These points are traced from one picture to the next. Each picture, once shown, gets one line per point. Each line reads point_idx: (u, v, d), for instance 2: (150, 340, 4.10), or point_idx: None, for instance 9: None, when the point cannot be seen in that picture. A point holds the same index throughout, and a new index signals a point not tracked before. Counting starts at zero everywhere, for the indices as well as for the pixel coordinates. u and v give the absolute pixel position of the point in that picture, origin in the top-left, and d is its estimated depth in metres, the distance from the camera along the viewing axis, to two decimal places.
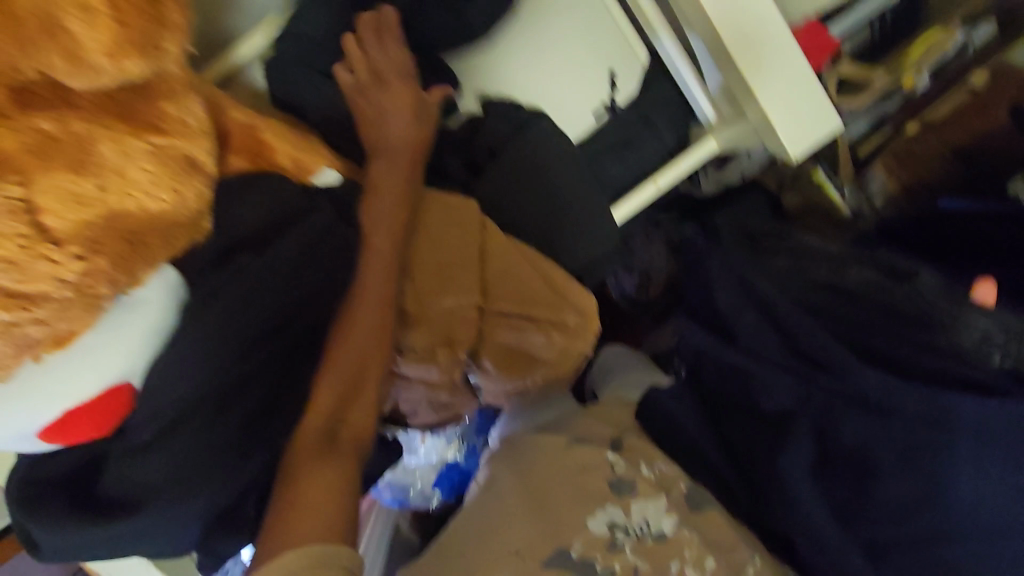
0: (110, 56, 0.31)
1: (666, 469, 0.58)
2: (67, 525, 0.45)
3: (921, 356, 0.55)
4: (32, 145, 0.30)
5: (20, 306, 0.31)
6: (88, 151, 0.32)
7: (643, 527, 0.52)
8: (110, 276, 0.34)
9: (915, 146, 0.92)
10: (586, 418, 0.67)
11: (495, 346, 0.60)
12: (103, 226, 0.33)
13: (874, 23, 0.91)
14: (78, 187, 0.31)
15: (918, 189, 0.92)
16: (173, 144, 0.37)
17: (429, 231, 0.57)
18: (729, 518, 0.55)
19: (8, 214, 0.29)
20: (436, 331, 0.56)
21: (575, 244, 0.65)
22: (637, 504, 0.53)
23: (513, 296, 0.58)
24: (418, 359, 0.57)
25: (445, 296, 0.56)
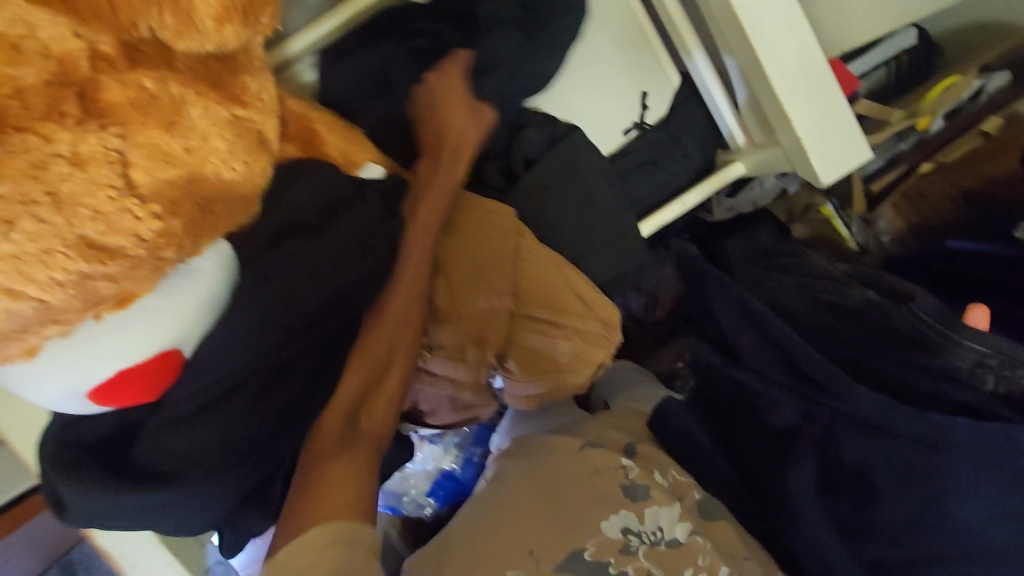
0: (214, 22, 0.31)
1: (679, 476, 0.53)
2: (86, 492, 0.43)
3: (916, 378, 0.59)
4: (134, 100, 0.31)
5: (97, 257, 0.30)
6: (180, 114, 0.33)
7: (658, 535, 0.47)
8: (179, 241, 0.34)
9: (925, 188, 0.88)
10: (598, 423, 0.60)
11: (523, 351, 0.57)
12: (185, 189, 0.33)
13: (889, 66, 0.96)
14: (167, 146, 0.32)
15: (926, 231, 0.89)
16: (249, 118, 0.38)
17: (469, 234, 0.56)
18: (739, 526, 0.52)
19: (104, 162, 0.29)
20: (468, 330, 0.55)
21: (608, 252, 0.65)
22: (652, 509, 0.48)
23: (547, 303, 0.57)
24: (447, 355, 0.55)
25: (478, 297, 0.55)
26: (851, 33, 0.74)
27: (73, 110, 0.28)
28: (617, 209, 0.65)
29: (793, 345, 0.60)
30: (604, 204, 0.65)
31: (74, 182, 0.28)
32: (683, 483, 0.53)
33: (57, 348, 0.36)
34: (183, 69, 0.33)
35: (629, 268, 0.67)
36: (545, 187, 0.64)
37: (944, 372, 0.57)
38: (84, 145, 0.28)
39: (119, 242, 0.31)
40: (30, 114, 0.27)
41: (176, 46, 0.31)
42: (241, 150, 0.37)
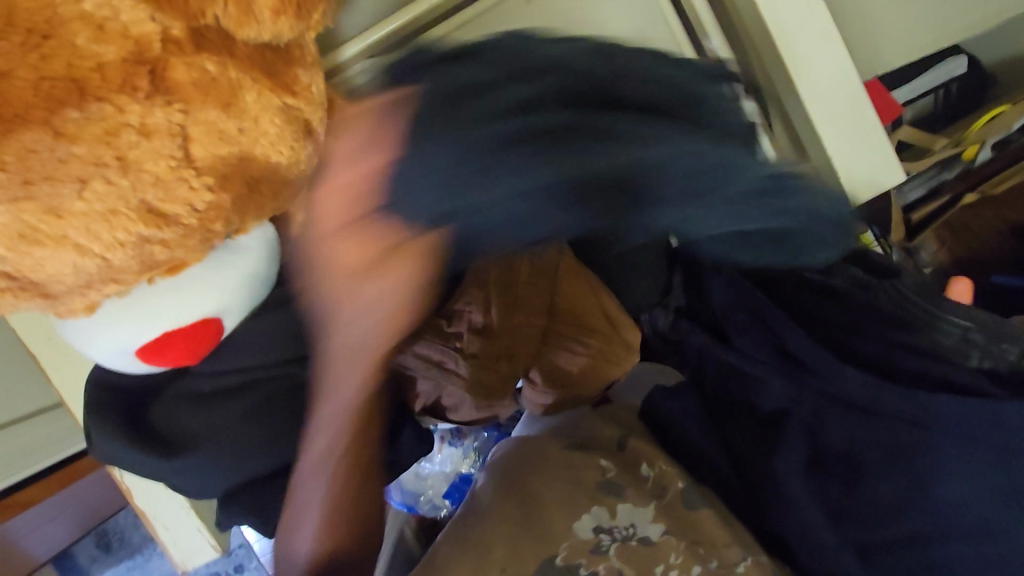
0: (273, 12, 0.34)
1: (665, 467, 0.53)
2: (113, 437, 0.46)
3: (900, 356, 0.53)
4: (197, 81, 0.33)
5: (156, 222, 0.34)
6: (237, 97, 0.35)
7: (629, 531, 0.46)
8: (227, 216, 0.38)
9: (972, 220, 0.83)
10: (593, 420, 0.57)
11: (549, 368, 0.57)
12: (236, 166, 0.36)
13: (937, 93, 0.94)
14: (224, 124, 0.35)
15: (969, 264, 0.84)
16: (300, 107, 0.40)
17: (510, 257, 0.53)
18: (724, 518, 0.50)
19: (167, 136, 0.32)
20: (504, 342, 0.53)
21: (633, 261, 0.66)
22: (624, 506, 0.48)
23: (578, 321, 0.57)
24: (480, 366, 0.52)
25: (517, 312, 0.54)
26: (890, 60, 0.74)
27: (145, 84, 0.31)
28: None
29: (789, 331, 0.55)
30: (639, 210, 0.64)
31: (142, 151, 0.32)
32: (669, 473, 0.52)
33: (115, 307, 0.39)
34: (244, 58, 0.35)
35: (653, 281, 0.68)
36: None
37: (924, 348, 0.53)
38: (152, 118, 0.32)
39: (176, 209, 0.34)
40: (107, 86, 0.30)
41: (237, 35, 0.34)
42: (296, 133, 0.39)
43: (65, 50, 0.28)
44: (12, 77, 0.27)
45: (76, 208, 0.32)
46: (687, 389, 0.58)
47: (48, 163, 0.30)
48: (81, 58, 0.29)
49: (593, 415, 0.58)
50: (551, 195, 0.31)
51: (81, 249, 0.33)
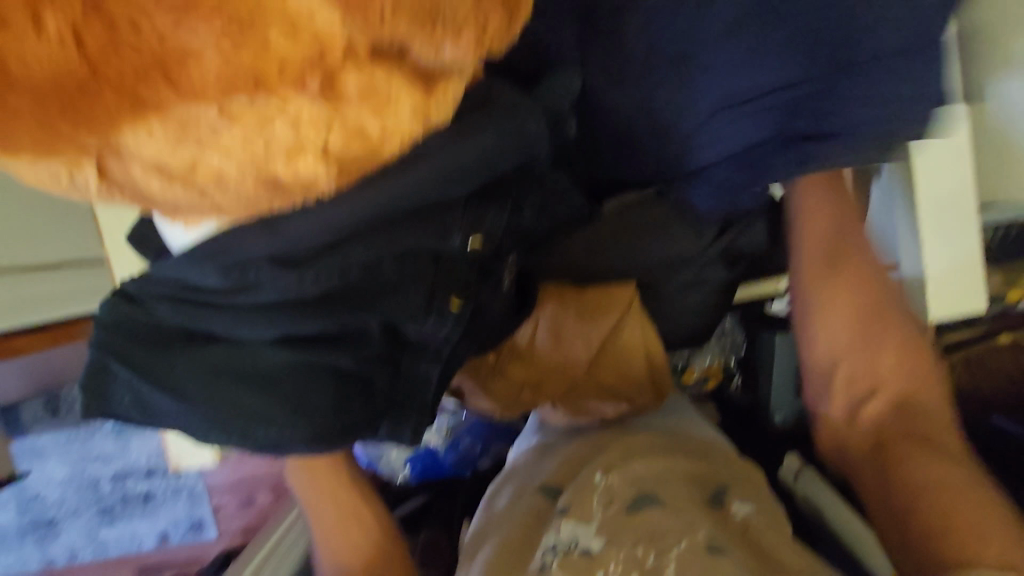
0: (462, 49, 0.33)
1: (616, 483, 0.64)
2: None
3: None
4: (361, 87, 0.33)
5: (278, 190, 0.37)
6: (391, 102, 0.35)
7: (573, 544, 0.58)
8: (343, 180, 0.40)
9: (989, 358, 0.96)
10: (579, 450, 0.74)
11: (579, 404, 0.77)
12: (361, 159, 0.38)
13: (994, 229, 1.02)
14: (369, 126, 0.36)
15: (974, 398, 0.97)
16: (431, 103, 0.39)
17: (548, 310, 0.68)
18: (672, 513, 0.58)
19: (314, 130, 0.33)
20: (534, 371, 0.71)
21: (678, 308, 0.76)
22: (569, 524, 0.60)
23: (612, 367, 0.73)
24: (510, 384, 0.71)
25: (555, 353, 0.70)
26: (948, 243, 0.76)
27: (314, 85, 0.31)
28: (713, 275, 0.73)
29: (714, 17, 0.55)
30: (706, 273, 0.73)
31: (289, 138, 0.33)
32: (618, 488, 0.63)
33: None
34: (395, 61, 0.33)
35: (692, 328, 0.80)
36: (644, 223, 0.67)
37: None
38: (306, 112, 0.32)
39: (312, 191, 0.39)
40: (282, 82, 0.29)
41: (414, 53, 0.33)
42: (418, 138, 0.40)
43: (258, 45, 0.28)
44: (202, 57, 0.27)
45: (213, 164, 0.33)
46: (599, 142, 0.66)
47: (204, 133, 0.31)
48: (269, 52, 0.28)
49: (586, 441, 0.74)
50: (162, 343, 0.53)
51: (205, 193, 0.36)
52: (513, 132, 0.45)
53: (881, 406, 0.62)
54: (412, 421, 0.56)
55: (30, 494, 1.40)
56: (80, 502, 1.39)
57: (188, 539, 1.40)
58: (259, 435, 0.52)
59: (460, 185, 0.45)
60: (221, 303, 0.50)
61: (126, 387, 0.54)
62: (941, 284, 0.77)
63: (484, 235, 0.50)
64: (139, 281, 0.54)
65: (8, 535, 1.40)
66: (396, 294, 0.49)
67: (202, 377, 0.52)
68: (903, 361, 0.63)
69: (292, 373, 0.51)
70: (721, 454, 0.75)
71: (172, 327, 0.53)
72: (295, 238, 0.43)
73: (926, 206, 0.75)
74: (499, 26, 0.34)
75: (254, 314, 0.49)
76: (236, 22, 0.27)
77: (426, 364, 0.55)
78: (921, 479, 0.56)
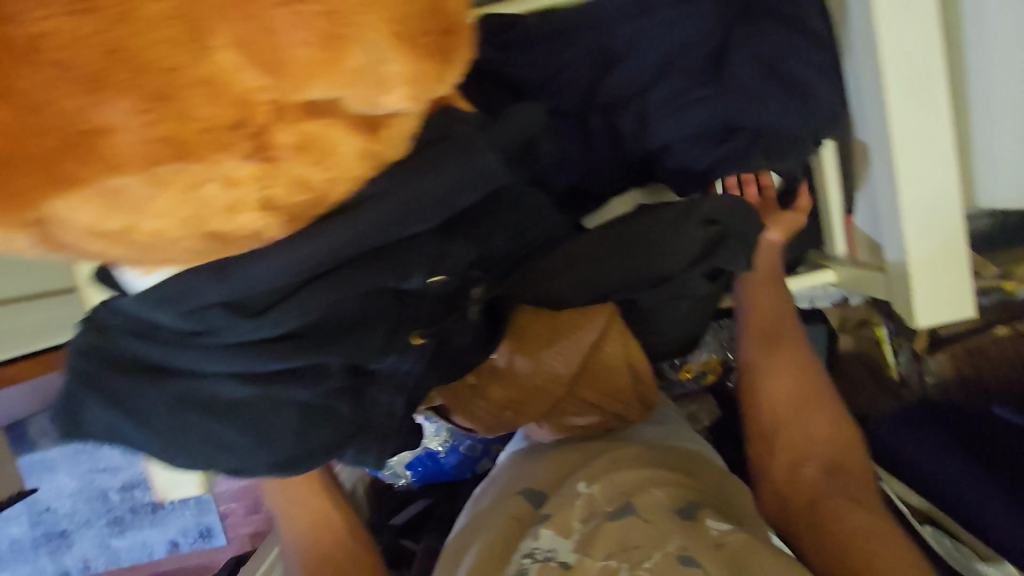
0: (397, 102, 0.31)
1: (597, 493, 0.63)
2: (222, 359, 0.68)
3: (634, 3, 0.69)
4: (296, 142, 0.32)
5: (221, 243, 0.36)
6: (332, 151, 0.34)
7: (550, 554, 0.58)
8: (293, 226, 0.39)
9: (989, 347, 0.91)
10: (559, 458, 0.74)
11: (561, 421, 0.75)
12: (308, 206, 0.37)
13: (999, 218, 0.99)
14: (311, 176, 0.35)
15: (974, 386, 0.91)
16: (377, 145, 0.38)
17: (525, 330, 0.66)
18: (648, 522, 0.58)
19: (250, 187, 0.33)
20: (516, 391, 0.68)
21: (664, 321, 0.74)
22: (548, 533, 0.60)
23: (598, 384, 0.71)
24: (491, 404, 0.69)
25: (536, 374, 0.67)
26: (932, 236, 0.67)
27: (242, 147, 0.30)
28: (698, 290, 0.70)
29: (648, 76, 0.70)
30: (686, 291, 0.69)
31: (226, 198, 0.32)
32: (598, 499, 0.63)
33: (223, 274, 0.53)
34: (332, 112, 0.32)
35: (681, 338, 0.79)
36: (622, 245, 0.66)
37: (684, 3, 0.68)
38: (241, 172, 0.31)
39: (262, 238, 0.38)
40: (208, 147, 0.29)
41: (349, 105, 0.31)
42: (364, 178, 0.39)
43: (177, 116, 0.27)
44: (122, 133, 0.27)
45: (151, 224, 0.33)
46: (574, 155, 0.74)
47: (134, 200, 0.30)
48: (190, 122, 0.27)
49: (567, 455, 0.74)
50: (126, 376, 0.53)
51: (151, 250, 0.36)
52: (468, 170, 0.44)
53: (816, 470, 0.66)
54: (376, 450, 0.58)
55: (40, 507, 1.27)
56: (81, 513, 1.29)
57: (198, 546, 1.34)
58: (225, 463, 0.55)
59: (412, 225, 0.44)
60: (182, 344, 0.50)
61: (101, 412, 0.54)
62: (928, 288, 0.69)
63: (447, 271, 0.50)
64: (107, 310, 0.54)
65: (20, 547, 1.29)
66: (356, 333, 0.50)
67: (165, 410, 0.53)
68: (833, 430, 0.68)
69: (258, 404, 0.52)
70: (705, 468, 0.75)
71: (137, 359, 0.54)
72: (248, 286, 0.43)
73: (913, 202, 0.66)
74: (436, 72, 0.32)
75: (213, 353, 0.49)
76: (151, 96, 0.26)
77: (389, 395, 0.56)
78: (848, 533, 0.59)
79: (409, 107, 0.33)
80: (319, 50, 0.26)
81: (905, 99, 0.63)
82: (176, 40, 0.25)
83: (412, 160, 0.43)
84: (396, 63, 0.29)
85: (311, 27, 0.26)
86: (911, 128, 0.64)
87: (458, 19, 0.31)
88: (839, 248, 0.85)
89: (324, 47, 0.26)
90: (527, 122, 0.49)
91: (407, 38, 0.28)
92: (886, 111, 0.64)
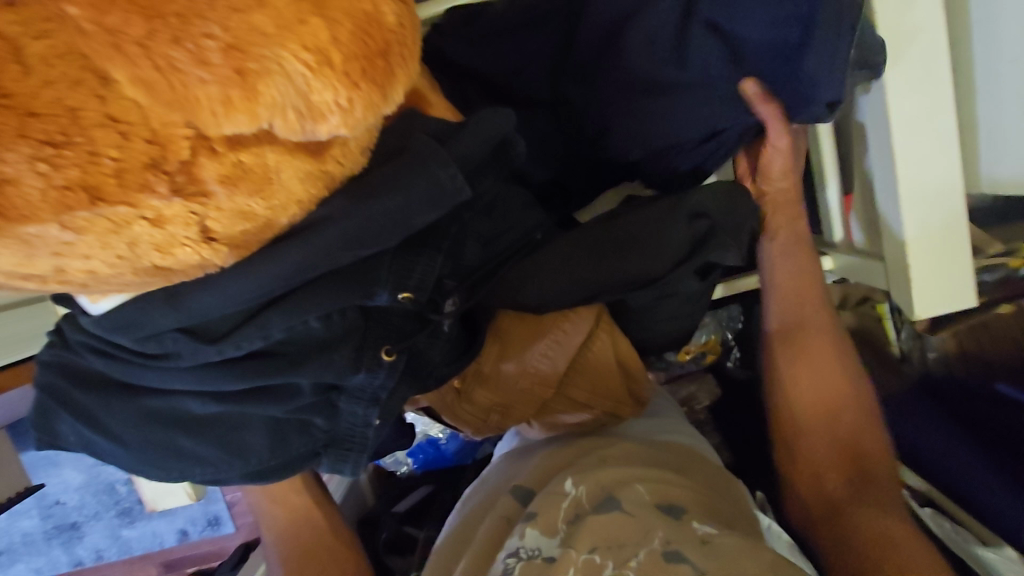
0: (329, 130, 0.28)
1: (583, 492, 0.62)
2: None
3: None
4: (227, 176, 0.29)
5: (162, 278, 0.34)
6: (272, 179, 0.32)
7: (535, 553, 0.57)
8: (243, 253, 0.36)
9: (992, 323, 0.87)
10: (547, 457, 0.73)
11: (550, 420, 0.72)
12: (255, 235, 0.35)
13: None
14: (252, 208, 0.32)
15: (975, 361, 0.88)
16: (323, 165, 0.35)
17: (507, 332, 0.64)
18: (632, 518, 0.57)
19: (183, 224, 0.30)
20: (500, 394, 0.66)
21: (655, 319, 0.72)
22: (532, 532, 0.59)
23: (586, 386, 0.68)
24: (477, 407, 0.67)
25: (520, 378, 0.65)
26: (933, 224, 0.65)
27: (164, 187, 0.27)
28: (689, 288, 0.67)
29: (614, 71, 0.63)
30: (677, 287, 0.66)
31: (155, 236, 0.30)
32: (583, 499, 0.62)
33: None
34: (261, 140, 0.30)
35: (673, 334, 0.76)
36: (606, 243, 0.63)
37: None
38: (167, 210, 0.29)
39: (207, 267, 0.35)
40: (124, 190, 0.26)
41: (283, 134, 0.29)
42: (312, 199, 0.37)
43: (83, 160, 0.25)
44: (21, 183, 0.24)
45: (80, 265, 0.31)
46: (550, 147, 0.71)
47: (54, 245, 0.28)
48: (97, 166, 0.25)
49: (556, 453, 0.73)
50: (91, 392, 0.52)
51: (88, 286, 0.33)
52: (430, 190, 0.42)
53: (834, 454, 0.66)
54: (352, 459, 0.56)
55: (50, 500, 1.19)
56: (99, 505, 1.22)
57: (208, 534, 1.28)
58: (199, 477, 0.54)
59: (372, 247, 0.42)
60: (142, 365, 0.48)
61: (73, 427, 0.53)
62: (926, 277, 0.66)
63: (415, 287, 0.48)
64: (71, 326, 0.52)
65: (33, 541, 1.21)
66: (325, 353, 0.48)
67: (136, 426, 0.52)
68: (857, 434, 0.66)
69: (229, 418, 0.52)
70: (695, 463, 0.73)
71: (102, 375, 0.52)
72: (201, 312, 0.41)
73: (909, 186, 0.63)
74: (373, 96, 0.29)
75: (178, 375, 0.47)
76: (49, 142, 0.24)
77: (363, 408, 0.53)
78: (879, 533, 0.58)
79: (348, 133, 0.30)
80: (228, 87, 0.24)
81: (904, 82, 0.60)
82: (69, 81, 0.23)
83: (367, 179, 0.40)
84: (323, 94, 0.26)
85: (216, 63, 0.24)
86: (911, 112, 0.61)
87: (394, 35, 0.29)
88: (836, 235, 0.82)
89: (234, 84, 0.24)
90: (495, 131, 0.46)
91: (334, 66, 0.26)
92: (883, 94, 0.61)
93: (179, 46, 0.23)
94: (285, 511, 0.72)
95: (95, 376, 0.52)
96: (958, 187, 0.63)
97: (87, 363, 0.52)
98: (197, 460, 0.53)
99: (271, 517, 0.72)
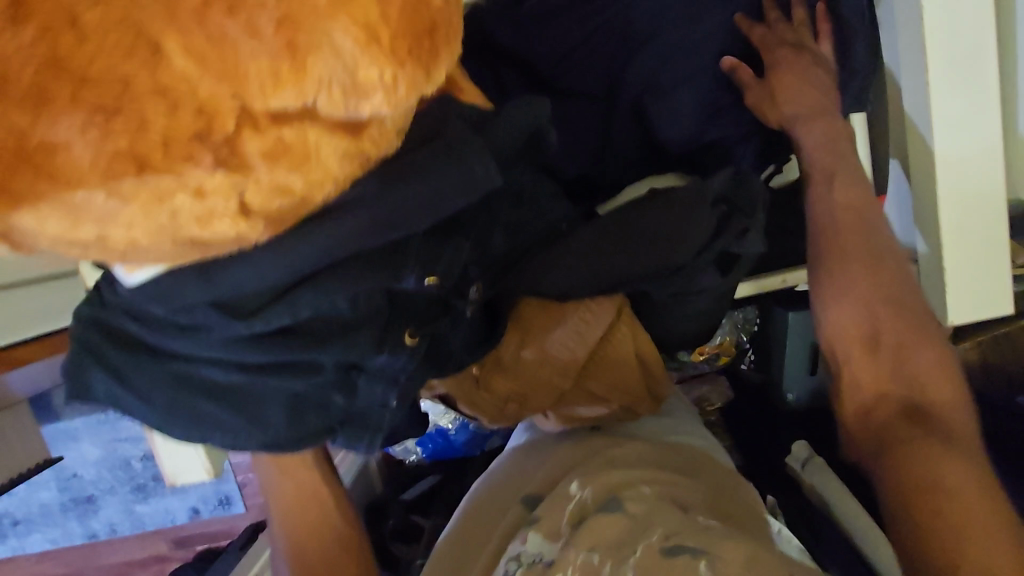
0: (372, 107, 0.29)
1: (587, 495, 0.62)
2: None
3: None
4: (268, 150, 0.29)
5: (197, 248, 0.34)
6: (312, 156, 0.32)
7: (536, 557, 0.57)
8: (276, 228, 0.36)
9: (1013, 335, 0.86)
10: (559, 455, 0.73)
11: (566, 413, 0.72)
12: (288, 211, 0.35)
13: None
14: (290, 183, 0.32)
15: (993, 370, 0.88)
16: (362, 144, 0.35)
17: (525, 323, 0.64)
18: (633, 522, 0.57)
19: (223, 196, 0.30)
20: (519, 383, 0.66)
21: (678, 314, 0.71)
22: (535, 537, 0.59)
23: (605, 380, 0.68)
24: (495, 396, 0.67)
25: (539, 367, 0.65)
26: (971, 229, 0.64)
27: (207, 157, 0.27)
28: (712, 285, 0.67)
29: (649, 62, 0.67)
30: (701, 284, 0.66)
31: (195, 208, 0.30)
32: (588, 502, 0.61)
33: None
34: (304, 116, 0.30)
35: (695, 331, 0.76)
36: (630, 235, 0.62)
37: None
38: (210, 182, 0.29)
39: (244, 241, 0.36)
40: (170, 159, 0.27)
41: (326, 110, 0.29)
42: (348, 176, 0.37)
43: (133, 126, 0.25)
44: (73, 147, 0.25)
45: (120, 233, 0.31)
46: (577, 137, 0.72)
47: (98, 212, 0.29)
48: (145, 134, 0.26)
49: (571, 446, 0.73)
50: (122, 352, 0.52)
51: (127, 255, 0.34)
52: (462, 177, 0.42)
53: (875, 375, 0.58)
54: (367, 440, 0.56)
55: (67, 473, 1.21)
56: (114, 480, 1.23)
57: (219, 513, 1.29)
58: (218, 441, 0.54)
59: (402, 230, 0.42)
60: (175, 330, 0.49)
61: (104, 382, 0.53)
62: (960, 281, 0.65)
63: (441, 274, 0.49)
64: (110, 286, 0.53)
65: (49, 512, 1.25)
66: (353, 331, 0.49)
67: (164, 388, 0.52)
68: (882, 314, 0.58)
69: (255, 389, 0.52)
70: (707, 468, 0.73)
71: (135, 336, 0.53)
72: (235, 286, 0.42)
73: (946, 186, 0.62)
74: (417, 73, 0.29)
75: (210, 346, 0.48)
76: (101, 108, 0.24)
77: (382, 389, 0.53)
78: (918, 470, 0.52)
79: (389, 113, 0.30)
80: (278, 60, 0.25)
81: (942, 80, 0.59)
82: (123, 49, 0.24)
83: (400, 160, 0.41)
84: (369, 70, 0.27)
85: (267, 36, 0.25)
86: (947, 110, 0.60)
87: (441, 15, 0.29)
88: None
89: (283, 57, 0.25)
90: (530, 123, 0.48)
91: (382, 44, 0.27)
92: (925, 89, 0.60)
93: (232, 18, 0.24)
94: (299, 489, 0.72)
95: (126, 337, 0.53)
96: (994, 189, 0.62)
97: (121, 323, 0.53)
98: (221, 424, 0.53)
99: (284, 494, 0.72)
